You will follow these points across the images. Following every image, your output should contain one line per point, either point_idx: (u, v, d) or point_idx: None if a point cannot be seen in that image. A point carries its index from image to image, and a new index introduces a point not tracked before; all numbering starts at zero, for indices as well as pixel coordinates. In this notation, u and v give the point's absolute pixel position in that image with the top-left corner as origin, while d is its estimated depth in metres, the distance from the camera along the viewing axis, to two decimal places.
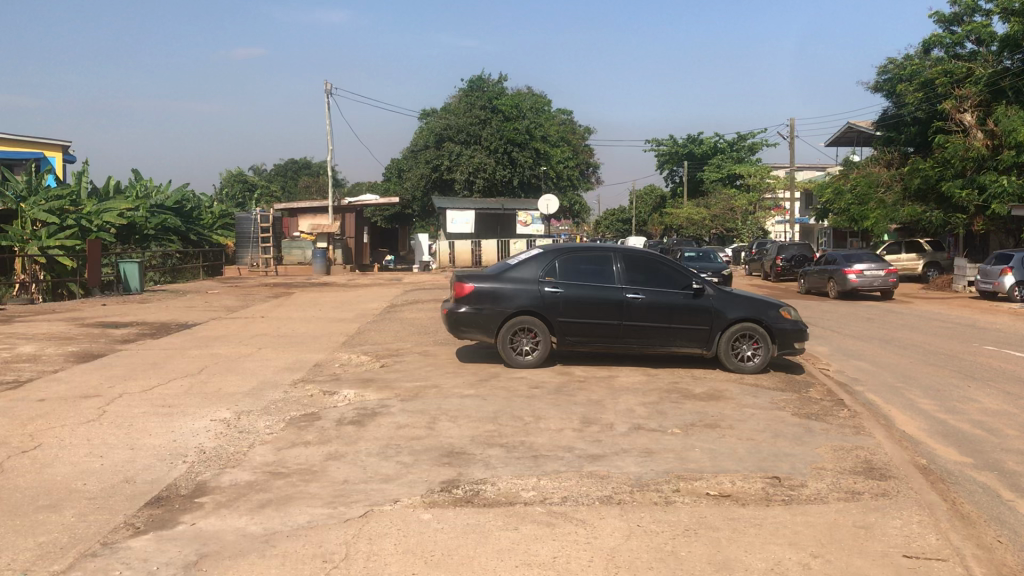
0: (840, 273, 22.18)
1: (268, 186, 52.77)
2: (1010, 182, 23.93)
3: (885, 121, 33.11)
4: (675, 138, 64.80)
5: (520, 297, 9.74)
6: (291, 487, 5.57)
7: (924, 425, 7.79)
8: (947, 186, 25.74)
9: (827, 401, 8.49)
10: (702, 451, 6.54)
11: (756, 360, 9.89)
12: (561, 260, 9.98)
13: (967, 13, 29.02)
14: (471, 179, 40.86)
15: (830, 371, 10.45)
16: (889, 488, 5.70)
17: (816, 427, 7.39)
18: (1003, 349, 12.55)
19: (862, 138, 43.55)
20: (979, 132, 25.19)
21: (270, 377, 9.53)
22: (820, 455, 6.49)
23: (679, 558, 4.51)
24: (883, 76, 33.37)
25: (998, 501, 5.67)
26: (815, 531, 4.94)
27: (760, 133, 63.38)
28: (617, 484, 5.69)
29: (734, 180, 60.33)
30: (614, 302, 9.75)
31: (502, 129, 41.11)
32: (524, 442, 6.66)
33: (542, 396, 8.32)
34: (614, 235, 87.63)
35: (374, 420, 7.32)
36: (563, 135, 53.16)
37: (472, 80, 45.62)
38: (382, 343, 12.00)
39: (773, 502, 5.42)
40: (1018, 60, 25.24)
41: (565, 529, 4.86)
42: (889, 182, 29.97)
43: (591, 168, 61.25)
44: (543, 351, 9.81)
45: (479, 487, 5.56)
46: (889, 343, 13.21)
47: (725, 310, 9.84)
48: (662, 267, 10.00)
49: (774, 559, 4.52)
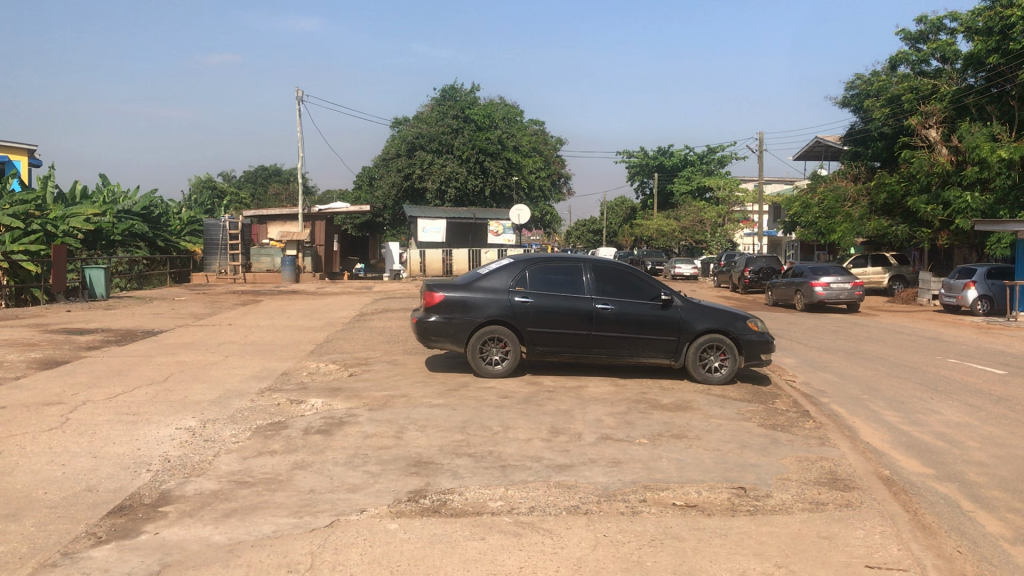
0: (807, 286, 22.36)
1: (238, 195, 52.61)
2: (973, 199, 24.13)
3: (852, 137, 33.56)
4: (645, 150, 65.29)
5: (490, 307, 9.73)
6: (256, 496, 5.53)
7: (887, 438, 7.87)
8: (914, 201, 26.16)
9: (792, 413, 8.56)
10: (669, 461, 6.57)
11: (723, 371, 9.97)
12: (531, 269, 10.01)
13: (933, 31, 29.52)
14: (443, 188, 40.89)
15: (796, 384, 10.51)
16: (853, 499, 5.77)
17: (781, 438, 7.46)
18: (966, 362, 12.68)
19: (828, 152, 44.08)
20: (944, 148, 25.60)
21: (237, 385, 9.44)
22: (784, 466, 6.55)
23: (645, 568, 4.53)
24: (851, 92, 33.83)
25: (959, 512, 5.76)
26: (778, 541, 4.99)
27: (729, 146, 64.10)
28: (584, 494, 5.71)
29: (703, 193, 60.80)
30: (584, 313, 9.78)
31: (474, 139, 41.30)
32: (492, 452, 6.66)
33: (510, 405, 8.33)
34: (586, 246, 87.87)
35: (341, 429, 7.29)
36: (535, 144, 53.44)
37: (445, 87, 45.78)
38: (352, 351, 11.96)
39: (738, 512, 5.47)
40: (981, 78, 25.57)
41: (532, 539, 4.87)
42: (856, 198, 30.50)
43: (561, 178, 61.51)
44: (513, 361, 9.81)
45: (447, 496, 5.56)
46: (854, 355, 13.32)
47: (693, 321, 9.91)
48: (631, 278, 10.06)
49: (739, 569, 4.55)
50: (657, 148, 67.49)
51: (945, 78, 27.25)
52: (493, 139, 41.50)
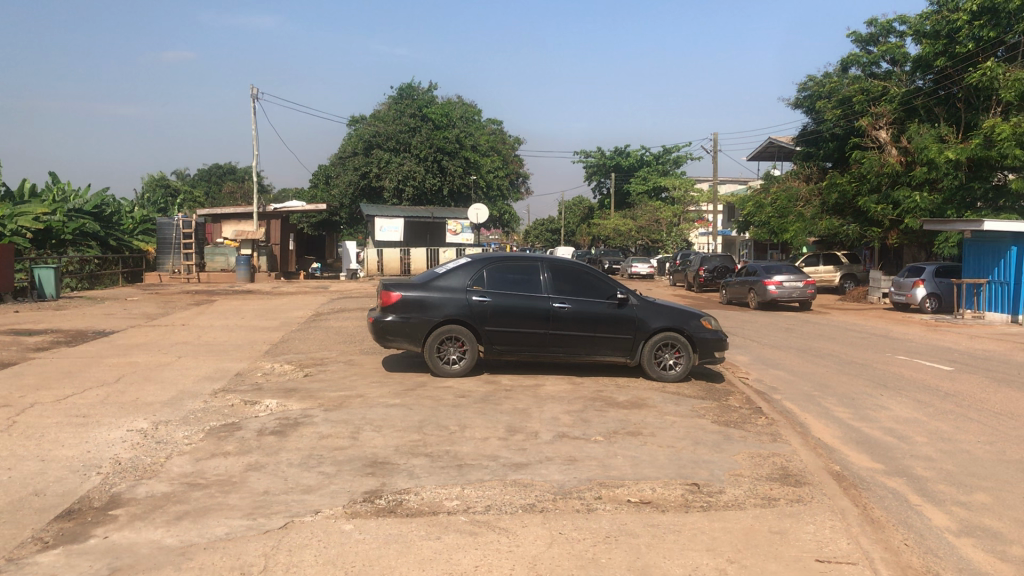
0: (760, 285, 22.65)
1: (192, 193, 51.90)
2: (922, 199, 24.62)
3: (804, 137, 34.03)
4: (602, 150, 65.61)
5: (447, 306, 9.71)
6: (209, 498, 5.46)
7: (837, 433, 8.01)
8: (864, 201, 26.64)
9: (745, 409, 8.67)
10: (624, 459, 6.63)
11: (677, 368, 10.09)
12: (488, 269, 10.01)
13: (882, 34, 30.03)
14: (400, 187, 40.74)
15: (749, 381, 10.65)
16: (804, 494, 5.86)
17: (734, 434, 7.55)
18: (914, 358, 12.94)
19: (781, 153, 44.68)
20: (893, 149, 26.04)
21: (190, 387, 9.32)
22: (737, 462, 6.63)
23: (600, 565, 4.56)
24: (803, 93, 34.25)
25: (907, 506, 5.88)
26: (731, 537, 5.05)
27: (685, 147, 64.69)
28: (539, 492, 5.72)
29: (659, 193, 61.30)
30: (542, 312, 9.81)
31: (431, 137, 41.20)
32: (448, 451, 6.66)
33: (467, 405, 8.33)
34: (544, 245, 88.04)
35: (296, 429, 7.23)
36: (493, 143, 53.45)
37: (402, 86, 45.56)
38: (307, 351, 11.87)
39: (692, 508, 5.53)
40: (929, 80, 26.04)
41: (487, 538, 4.88)
42: (808, 198, 30.96)
43: (519, 177, 61.60)
44: (470, 360, 9.81)
45: (402, 497, 5.55)
46: (806, 352, 13.53)
47: (648, 320, 9.99)
48: (588, 277, 10.12)
49: (692, 565, 4.61)
50: (614, 148, 67.88)
51: (895, 80, 27.80)
52: (450, 137, 41.45)
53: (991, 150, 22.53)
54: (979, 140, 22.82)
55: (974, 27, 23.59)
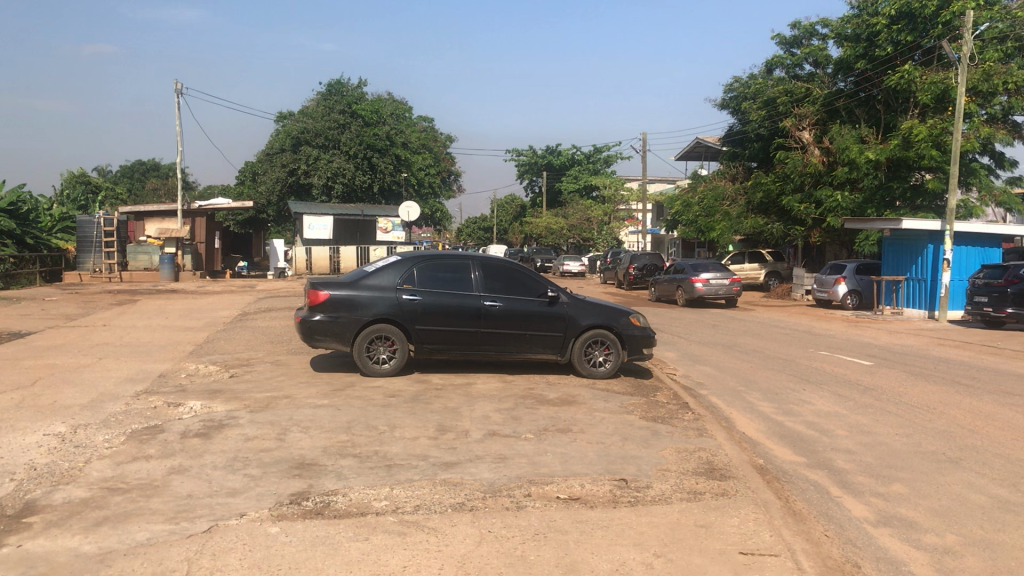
0: (688, 282, 23.00)
1: (113, 189, 50.52)
2: (843, 198, 25.31)
3: (730, 138, 34.66)
4: (533, 148, 65.86)
5: (376, 305, 9.63)
6: (130, 503, 5.33)
7: (762, 427, 8.18)
8: (788, 200, 27.27)
9: (673, 405, 8.80)
10: (553, 455, 6.67)
11: (607, 365, 10.22)
12: (418, 268, 9.96)
13: (805, 36, 30.74)
14: (330, 184, 40.30)
15: (677, 377, 10.81)
16: (728, 488, 5.98)
17: (661, 430, 7.65)
18: (835, 354, 13.29)
19: (708, 153, 45.45)
20: (816, 149, 26.68)
21: (111, 389, 9.07)
22: (664, 457, 6.73)
23: (528, 562, 4.58)
24: (729, 94, 34.85)
25: (827, 498, 6.03)
26: (658, 531, 5.12)
27: (615, 146, 65.37)
28: (469, 491, 5.72)
29: (590, 192, 61.81)
30: (472, 310, 9.80)
31: (361, 134, 40.85)
32: (377, 452, 6.61)
33: (397, 404, 8.28)
34: (476, 243, 87.98)
35: (221, 431, 7.10)
36: (424, 141, 53.21)
37: (330, 82, 45.01)
38: (234, 352, 11.67)
39: (620, 503, 5.59)
40: (850, 82, 26.72)
41: (416, 538, 4.86)
42: (734, 197, 31.57)
43: (451, 175, 61.47)
44: (400, 360, 9.74)
45: (330, 498, 5.48)
46: (732, 348, 13.80)
47: (578, 317, 10.07)
48: (518, 275, 10.16)
49: (619, 560, 4.65)
50: (545, 147, 68.19)
51: (817, 82, 28.46)
52: (381, 135, 41.15)
53: (910, 151, 23.23)
54: (898, 141, 23.54)
55: (892, 31, 24.31)
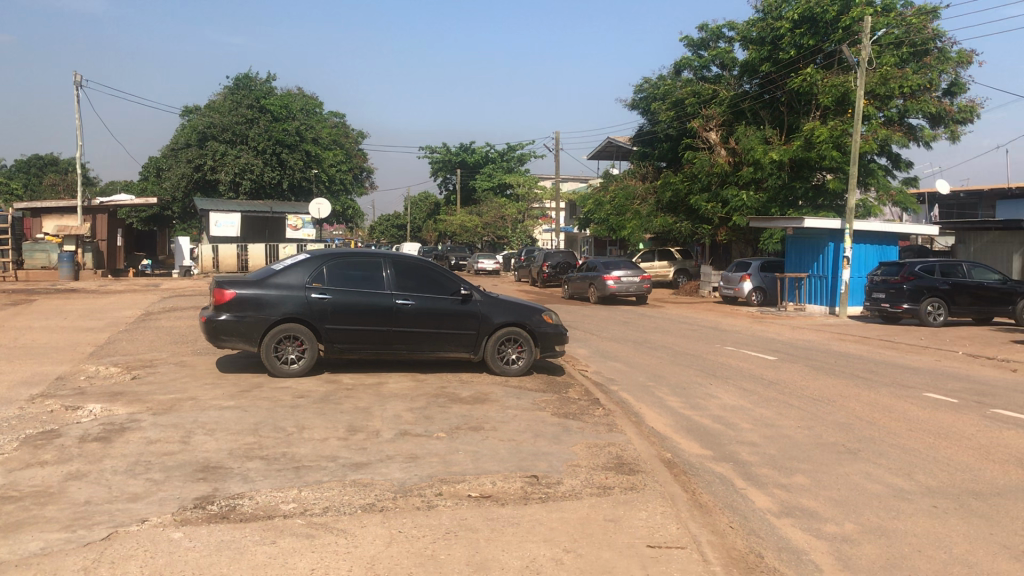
0: (600, 280, 23.27)
1: (7, 185, 48.42)
2: (748, 198, 25.98)
3: (640, 137, 35.20)
4: (447, 146, 65.67)
5: (285, 304, 9.47)
6: (23, 512, 5.12)
7: (670, 422, 8.33)
8: (696, 199, 27.86)
9: (584, 401, 8.90)
10: (465, 453, 6.66)
11: (519, 363, 10.27)
12: (328, 266, 9.82)
13: (712, 39, 31.41)
14: (237, 180, 39.49)
15: (588, 373, 10.93)
16: (637, 482, 6.07)
17: (572, 426, 7.73)
18: (741, 349, 13.63)
19: (620, 152, 46.08)
20: (722, 150, 27.31)
21: (3, 393, 8.69)
22: (575, 453, 6.79)
23: (438, 562, 4.57)
24: (639, 95, 35.37)
25: (732, 489, 6.18)
26: (568, 527, 5.17)
27: (528, 145, 65.74)
28: (379, 491, 5.68)
29: (504, 190, 62.02)
30: (384, 308, 9.72)
31: (270, 129, 40.12)
32: (285, 454, 6.49)
33: (306, 405, 8.16)
34: (389, 241, 87.27)
35: (122, 435, 6.88)
36: (335, 138, 52.53)
37: (238, 76, 44.06)
38: (137, 353, 11.31)
39: (531, 500, 5.62)
40: (755, 84, 27.40)
41: (325, 540, 4.79)
42: (644, 196, 32.12)
43: (363, 172, 60.84)
44: (309, 360, 9.59)
45: (236, 501, 5.37)
46: (642, 344, 14.02)
47: (491, 315, 10.10)
48: (431, 273, 10.12)
49: (529, 556, 4.68)
50: (459, 144, 68.08)
51: (723, 84, 29.06)
52: (290, 130, 40.49)
53: (811, 151, 23.98)
54: (800, 142, 24.27)
55: (795, 35, 25.04)
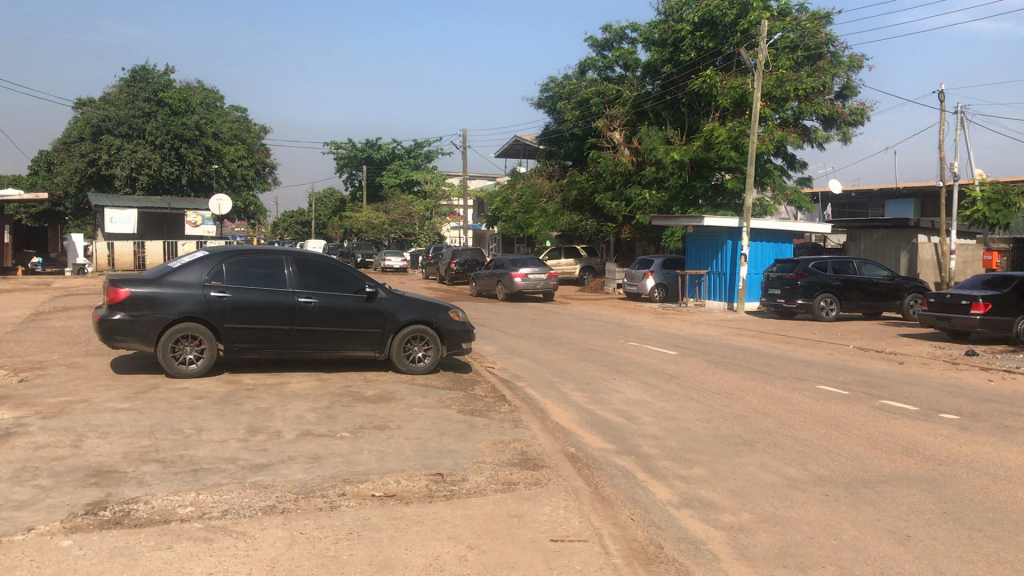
0: (507, 277, 23.36)
1: None
2: (651, 197, 26.48)
3: (546, 136, 35.48)
4: (352, 142, 64.91)
5: (182, 303, 9.22)
6: None
7: (575, 417, 8.43)
8: (601, 197, 28.25)
9: (489, 398, 8.93)
10: (369, 453, 6.62)
11: (426, 361, 10.24)
12: (228, 263, 9.59)
13: (616, 40, 31.88)
14: (134, 176, 38.26)
15: (494, 370, 10.97)
16: (541, 477, 6.13)
17: (477, 423, 7.75)
18: (644, 344, 13.89)
19: (526, 150, 46.36)
20: (626, 149, 27.77)
21: None
22: (480, 449, 6.82)
23: (341, 562, 4.52)
24: (545, 94, 35.65)
25: (634, 482, 6.30)
26: (471, 523, 5.19)
27: (435, 141, 65.53)
28: (281, 493, 5.59)
29: (411, 186, 61.72)
30: (286, 307, 9.57)
31: (168, 124, 38.95)
32: (182, 456, 6.33)
33: (205, 406, 7.97)
34: (293, 238, 85.83)
35: (7, 441, 6.58)
36: (237, 133, 51.34)
37: (134, 68, 42.64)
38: (24, 355, 10.83)
39: (435, 498, 5.62)
40: (657, 85, 27.92)
41: (223, 543, 4.70)
42: (550, 195, 32.42)
43: (266, 168, 59.62)
44: (209, 360, 9.34)
45: (130, 507, 5.21)
46: (548, 341, 14.16)
47: (397, 313, 10.05)
48: (334, 271, 10.00)
49: (432, 554, 4.68)
50: (364, 140, 67.36)
51: (626, 84, 29.53)
52: (190, 125, 39.41)
53: (711, 151, 24.57)
54: (700, 142, 24.84)
55: (695, 38, 25.62)
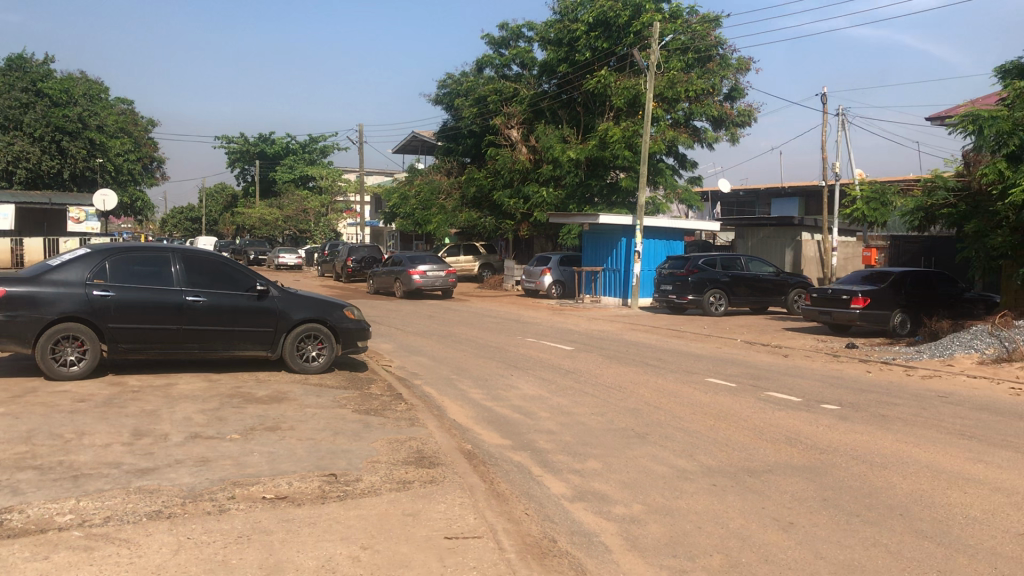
0: (406, 274, 23.21)
1: None
2: (548, 195, 26.74)
3: (444, 133, 35.42)
4: (245, 136, 63.40)
5: (62, 302, 8.84)
6: None
7: (471, 414, 8.45)
8: (499, 194, 28.38)
9: (385, 396, 8.87)
10: (260, 454, 6.49)
11: (320, 360, 10.10)
12: (111, 260, 9.24)
13: (513, 38, 32.06)
14: (10, 169, 36.51)
15: (391, 368, 10.89)
16: (436, 475, 6.12)
17: (373, 422, 7.69)
18: (541, 340, 14.02)
19: (424, 147, 46.17)
20: (523, 147, 27.98)
21: None
22: (375, 449, 6.76)
23: (229, 567, 4.42)
24: (442, 90, 35.58)
25: (528, 477, 6.36)
26: (365, 523, 5.14)
27: (331, 137, 64.59)
28: (167, 497, 5.42)
29: (306, 182, 60.71)
30: (173, 306, 9.30)
31: (49, 115, 37.32)
32: (62, 462, 6.08)
33: (87, 410, 7.67)
34: (183, 235, 83.29)
35: None
36: (123, 126, 49.53)
37: (11, 56, 40.68)
38: None
39: (328, 499, 5.55)
40: (553, 84, 28.20)
41: (104, 552, 4.53)
42: (448, 191, 32.38)
43: (154, 162, 57.69)
44: (91, 361, 8.97)
45: (3, 516, 4.97)
46: (445, 338, 14.14)
47: (290, 311, 9.89)
48: (224, 269, 9.76)
49: (324, 556, 4.62)
50: (258, 134, 65.88)
51: (523, 82, 29.74)
52: (72, 116, 37.84)
53: (606, 150, 24.95)
54: (595, 141, 25.19)
55: (590, 38, 26.00)
